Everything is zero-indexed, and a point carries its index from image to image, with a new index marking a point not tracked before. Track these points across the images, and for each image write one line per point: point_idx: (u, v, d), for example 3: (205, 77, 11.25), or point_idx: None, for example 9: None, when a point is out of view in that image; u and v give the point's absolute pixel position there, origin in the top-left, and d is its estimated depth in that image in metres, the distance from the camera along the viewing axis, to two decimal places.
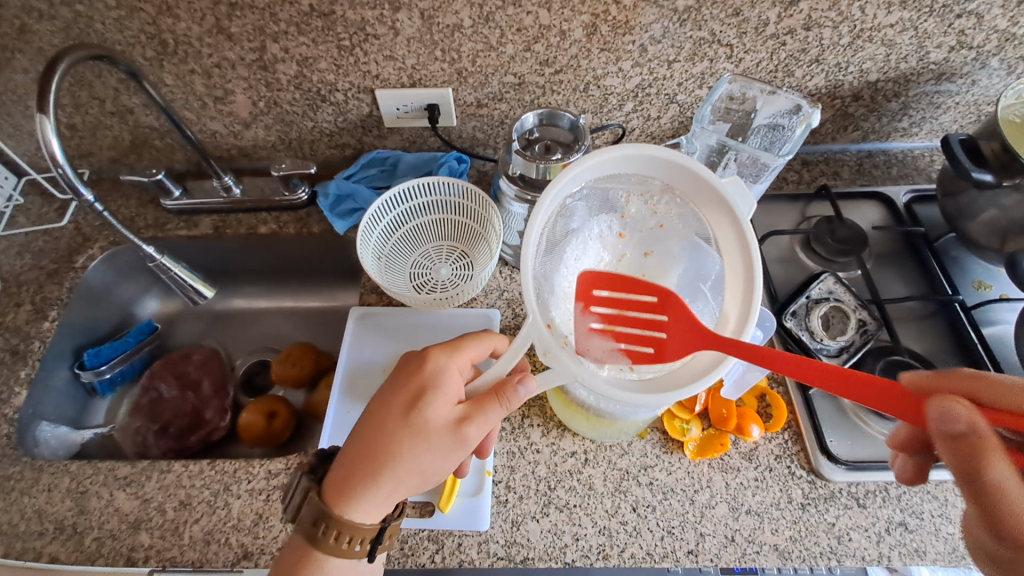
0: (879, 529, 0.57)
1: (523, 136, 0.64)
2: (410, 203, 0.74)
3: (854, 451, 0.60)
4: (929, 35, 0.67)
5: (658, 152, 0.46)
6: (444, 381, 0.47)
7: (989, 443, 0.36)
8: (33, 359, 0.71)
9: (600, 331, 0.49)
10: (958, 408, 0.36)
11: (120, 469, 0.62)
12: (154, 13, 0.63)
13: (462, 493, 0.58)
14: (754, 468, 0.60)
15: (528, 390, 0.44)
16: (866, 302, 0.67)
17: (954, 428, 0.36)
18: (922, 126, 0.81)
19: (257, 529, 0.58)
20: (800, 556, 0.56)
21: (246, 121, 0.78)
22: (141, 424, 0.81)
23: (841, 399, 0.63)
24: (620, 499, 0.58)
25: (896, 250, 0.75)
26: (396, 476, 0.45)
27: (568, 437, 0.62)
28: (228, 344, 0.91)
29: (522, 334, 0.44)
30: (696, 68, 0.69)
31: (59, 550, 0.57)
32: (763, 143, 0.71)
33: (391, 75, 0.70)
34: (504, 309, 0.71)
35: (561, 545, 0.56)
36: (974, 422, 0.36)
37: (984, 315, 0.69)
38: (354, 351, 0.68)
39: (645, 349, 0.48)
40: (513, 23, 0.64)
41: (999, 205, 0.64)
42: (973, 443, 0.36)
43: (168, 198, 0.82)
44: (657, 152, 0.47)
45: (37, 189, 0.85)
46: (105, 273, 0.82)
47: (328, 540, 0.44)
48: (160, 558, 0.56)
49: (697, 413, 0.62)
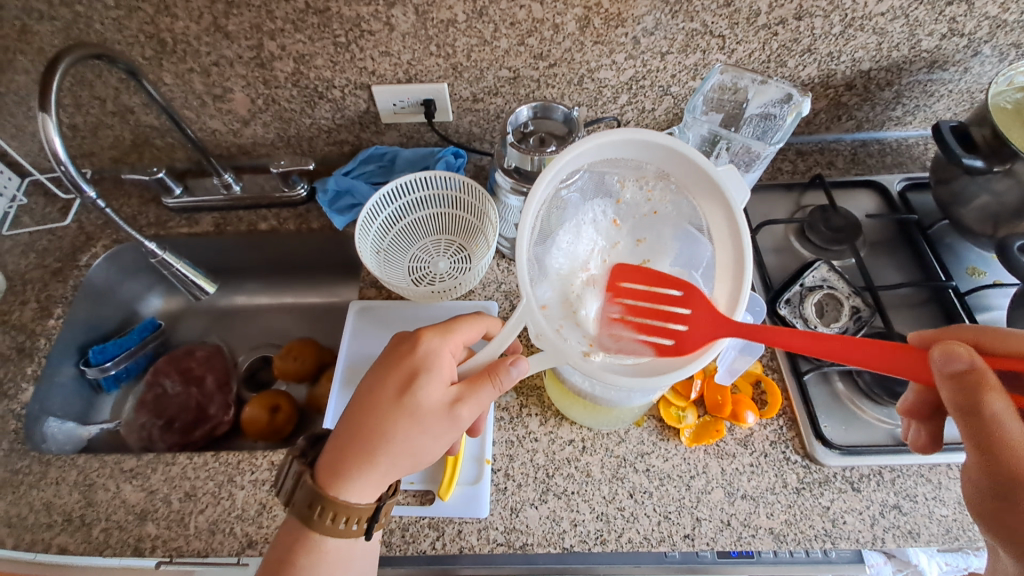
0: (873, 512, 0.58)
1: (518, 129, 0.65)
2: (408, 197, 0.75)
3: (848, 436, 0.61)
4: (920, 23, 0.68)
5: (652, 136, 0.46)
6: (436, 363, 0.47)
7: (989, 380, 0.36)
8: (39, 356, 0.73)
9: (620, 321, 0.49)
10: (960, 349, 0.37)
11: (127, 462, 0.63)
12: (152, 13, 0.64)
13: (462, 481, 0.59)
14: (749, 454, 0.61)
15: (520, 371, 0.45)
16: (860, 289, 0.68)
17: (958, 369, 0.37)
18: (915, 115, 0.81)
19: (261, 518, 0.59)
20: (795, 539, 0.56)
21: (245, 119, 0.78)
22: (146, 419, 0.82)
23: (836, 385, 0.64)
24: (617, 486, 0.59)
25: (890, 237, 0.76)
26: (390, 458, 0.46)
27: (565, 426, 0.63)
28: (230, 340, 0.92)
29: (515, 316, 0.45)
30: (689, 59, 0.70)
31: (68, 541, 0.58)
32: (755, 133, 0.72)
33: (387, 71, 0.71)
34: (502, 301, 0.72)
35: (559, 531, 0.57)
36: (976, 362, 0.36)
37: (978, 301, 0.70)
38: (354, 345, 0.69)
39: (663, 341, 0.47)
40: (506, 16, 0.65)
41: (992, 190, 0.64)
42: (974, 380, 0.36)
43: (170, 196, 0.83)
44: (653, 137, 0.46)
45: (39, 189, 0.86)
46: (109, 271, 0.83)
47: (324, 521, 0.45)
48: (167, 548, 0.58)
49: (692, 401, 0.63)
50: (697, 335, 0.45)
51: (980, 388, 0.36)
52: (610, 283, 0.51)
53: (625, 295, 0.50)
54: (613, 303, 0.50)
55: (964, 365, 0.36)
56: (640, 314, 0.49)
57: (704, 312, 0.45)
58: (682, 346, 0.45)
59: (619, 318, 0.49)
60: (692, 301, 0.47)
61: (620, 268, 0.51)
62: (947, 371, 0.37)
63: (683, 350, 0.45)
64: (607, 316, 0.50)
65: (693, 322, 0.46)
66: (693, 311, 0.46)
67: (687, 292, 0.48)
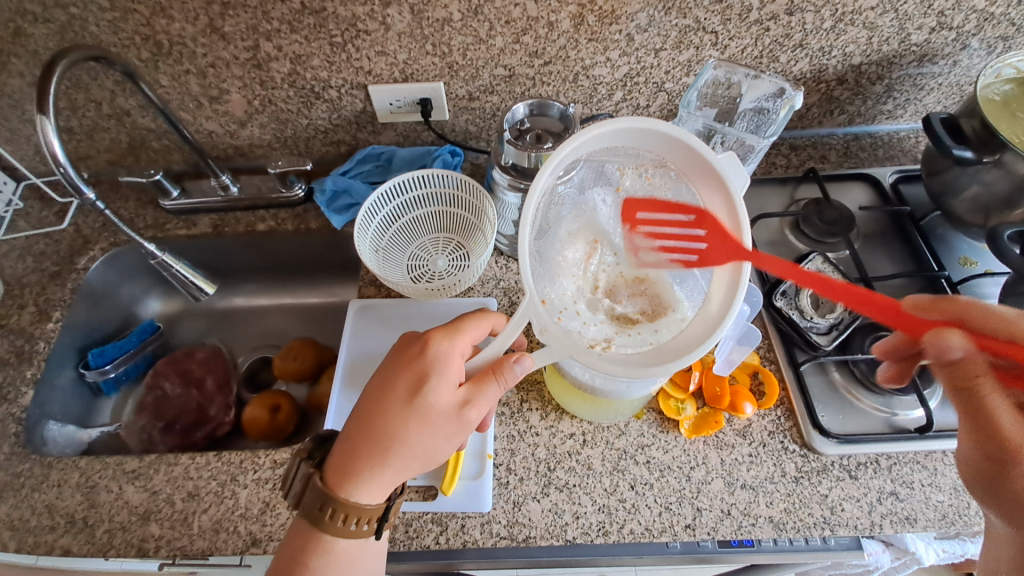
0: (871, 499, 0.59)
1: (514, 126, 0.65)
2: (405, 196, 0.75)
3: (844, 425, 0.62)
4: (908, 17, 0.69)
5: (653, 125, 0.46)
6: (445, 366, 0.47)
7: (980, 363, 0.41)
8: (38, 360, 0.73)
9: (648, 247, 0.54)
10: (956, 339, 0.41)
11: (128, 463, 0.63)
12: (147, 14, 0.65)
13: (464, 476, 0.59)
14: (748, 444, 0.62)
15: (525, 368, 0.46)
16: (854, 280, 0.69)
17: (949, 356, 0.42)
18: (906, 108, 0.83)
19: (265, 516, 0.59)
20: (794, 527, 0.57)
21: (241, 121, 0.79)
22: (147, 421, 0.82)
23: (832, 374, 0.65)
24: (618, 478, 0.60)
25: (883, 229, 0.77)
26: (401, 460, 0.46)
27: (566, 419, 0.64)
28: (230, 342, 0.93)
29: (518, 312, 0.45)
30: (682, 56, 0.71)
31: (71, 543, 0.58)
32: (749, 127, 0.74)
33: (383, 70, 0.72)
34: (500, 297, 0.73)
35: (562, 524, 0.57)
36: (971, 351, 0.41)
37: (969, 290, 0.71)
38: (354, 343, 0.69)
39: (688, 257, 0.50)
40: (501, 15, 0.65)
41: (981, 181, 0.65)
42: (966, 367, 0.41)
43: (167, 198, 0.83)
44: (654, 125, 0.46)
45: (36, 193, 0.86)
46: (107, 274, 0.83)
47: (335, 523, 0.45)
48: (171, 547, 0.58)
49: (691, 393, 0.63)
50: (717, 253, 0.48)
51: (972, 372, 0.41)
52: (626, 217, 0.54)
53: (643, 224, 0.53)
54: (636, 234, 0.54)
55: (957, 353, 0.41)
56: (664, 237, 0.52)
57: (717, 235, 0.48)
58: (705, 262, 0.49)
59: (649, 244, 0.54)
60: (705, 224, 0.49)
61: (631, 201, 0.54)
62: (945, 354, 0.42)
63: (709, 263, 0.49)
64: (637, 249, 0.55)
65: (710, 242, 0.48)
66: (706, 232, 0.49)
67: (700, 215, 0.49)
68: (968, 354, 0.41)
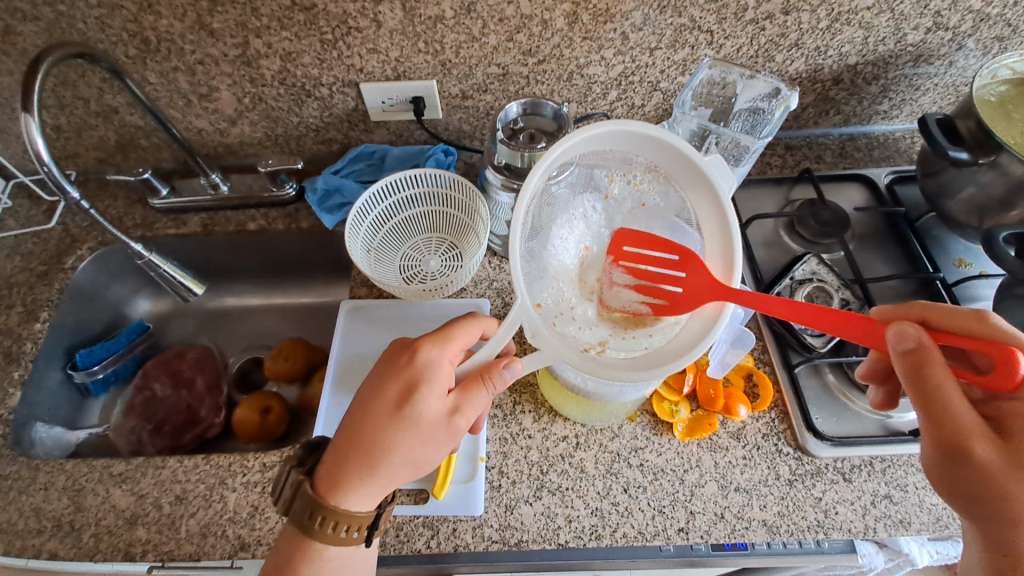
0: (865, 502, 0.58)
1: (507, 125, 0.65)
2: (397, 196, 0.74)
3: (838, 428, 0.62)
4: (905, 17, 0.68)
5: (645, 129, 0.46)
6: (435, 374, 0.46)
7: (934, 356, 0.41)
8: (25, 361, 0.72)
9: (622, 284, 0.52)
10: (911, 329, 0.41)
11: (115, 466, 0.62)
12: (135, 10, 0.63)
13: (457, 479, 0.59)
14: (742, 447, 0.61)
15: (514, 373, 0.45)
16: (849, 281, 0.68)
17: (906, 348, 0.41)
18: (902, 108, 0.82)
19: (254, 520, 0.58)
20: (788, 530, 0.57)
21: (231, 118, 0.78)
22: (135, 423, 0.81)
23: (827, 376, 0.64)
24: (611, 481, 0.59)
25: (878, 230, 0.77)
26: (391, 468, 0.45)
27: (559, 422, 0.63)
28: (221, 343, 0.92)
29: (510, 318, 0.44)
30: (678, 55, 0.70)
31: (58, 547, 0.57)
32: (744, 127, 0.73)
33: (375, 68, 0.71)
34: (494, 298, 0.72)
35: (554, 527, 0.57)
36: (923, 341, 0.41)
37: (964, 292, 0.71)
38: (344, 344, 0.69)
39: (659, 300, 0.49)
40: (494, 13, 0.64)
41: (978, 182, 0.64)
42: (920, 357, 0.41)
43: (156, 197, 0.82)
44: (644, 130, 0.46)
45: (24, 191, 0.85)
46: (96, 274, 0.82)
47: (325, 531, 0.44)
48: (158, 552, 0.57)
49: (685, 395, 0.63)
50: (698, 294, 0.47)
51: (927, 364, 0.41)
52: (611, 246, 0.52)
53: (626, 258, 0.52)
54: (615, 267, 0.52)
55: (912, 343, 0.41)
56: (641, 274, 0.51)
57: (700, 275, 0.47)
58: (676, 306, 0.48)
59: (622, 278, 0.52)
60: (689, 266, 0.48)
61: (622, 231, 0.52)
62: (898, 348, 0.42)
63: (681, 307, 0.48)
64: (610, 281, 0.52)
65: (690, 285, 0.47)
66: (689, 275, 0.47)
67: (686, 258, 0.49)
68: (922, 344, 0.41)
